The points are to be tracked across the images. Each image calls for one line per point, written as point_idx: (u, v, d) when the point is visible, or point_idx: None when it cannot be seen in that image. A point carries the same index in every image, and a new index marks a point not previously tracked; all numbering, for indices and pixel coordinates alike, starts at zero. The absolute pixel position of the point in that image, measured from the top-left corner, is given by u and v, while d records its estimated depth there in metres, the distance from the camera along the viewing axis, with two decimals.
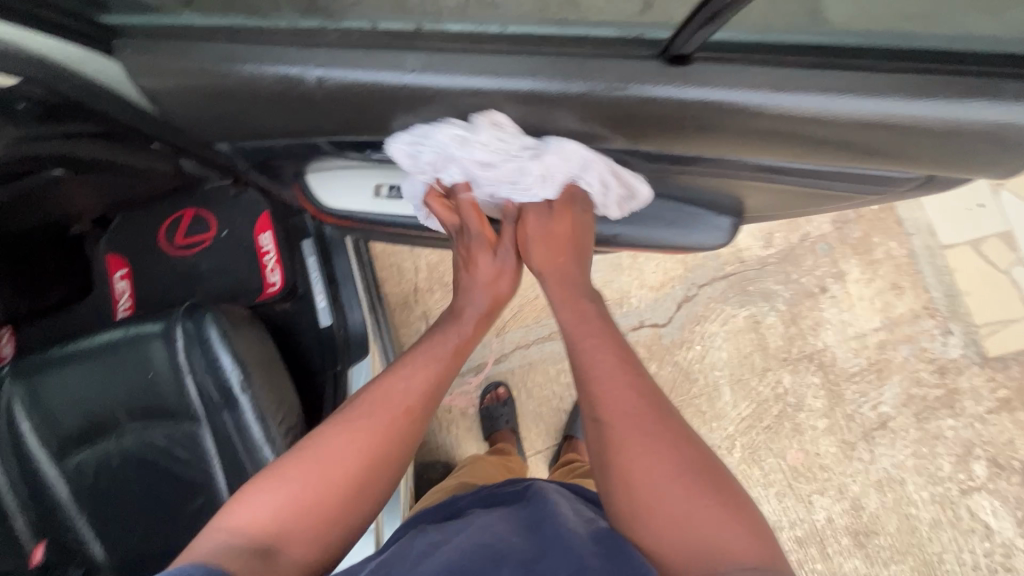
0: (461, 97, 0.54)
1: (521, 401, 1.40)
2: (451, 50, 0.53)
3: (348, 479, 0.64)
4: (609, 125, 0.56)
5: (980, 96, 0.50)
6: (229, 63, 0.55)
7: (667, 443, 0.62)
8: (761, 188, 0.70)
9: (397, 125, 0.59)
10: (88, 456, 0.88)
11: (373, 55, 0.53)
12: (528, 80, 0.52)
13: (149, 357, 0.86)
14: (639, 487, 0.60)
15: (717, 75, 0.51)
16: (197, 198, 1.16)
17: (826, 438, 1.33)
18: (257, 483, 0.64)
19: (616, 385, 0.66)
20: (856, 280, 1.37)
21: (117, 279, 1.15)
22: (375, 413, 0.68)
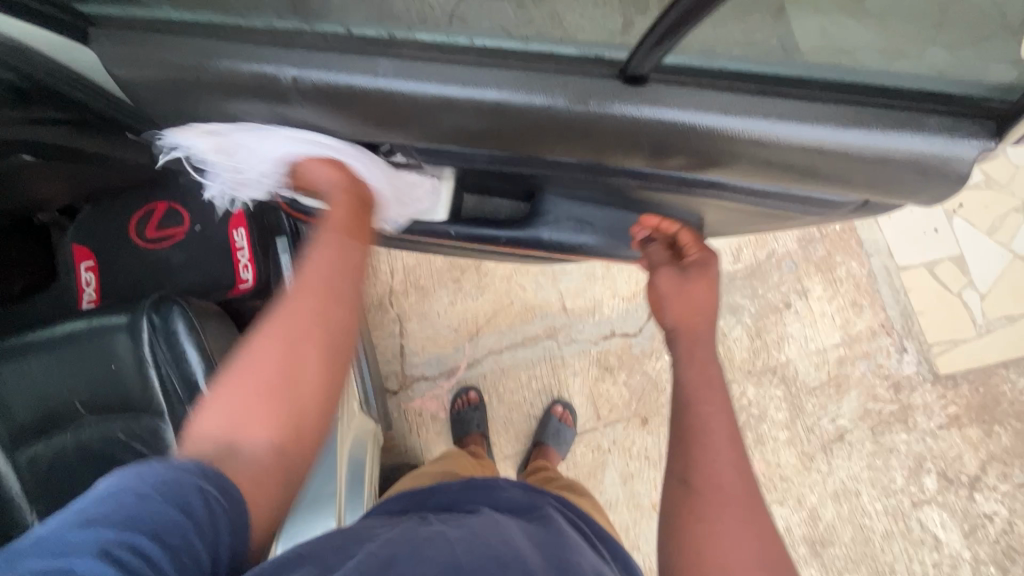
0: (428, 104, 0.55)
1: (492, 406, 1.41)
2: (423, 58, 0.54)
3: (295, 362, 0.58)
4: (571, 140, 0.58)
5: (908, 129, 0.53)
6: (203, 58, 0.55)
7: (751, 534, 0.61)
8: (719, 206, 0.73)
9: (367, 127, 0.60)
10: (42, 449, 0.85)
11: (346, 59, 0.54)
12: (495, 91, 0.54)
13: (112, 349, 0.85)
14: (707, 555, 0.60)
15: (674, 95, 0.53)
16: (171, 191, 1.15)
17: (787, 449, 1.37)
18: (208, 398, 0.57)
19: (724, 456, 0.65)
20: (818, 297, 1.42)
21: (83, 270, 1.12)
22: (300, 294, 0.61)
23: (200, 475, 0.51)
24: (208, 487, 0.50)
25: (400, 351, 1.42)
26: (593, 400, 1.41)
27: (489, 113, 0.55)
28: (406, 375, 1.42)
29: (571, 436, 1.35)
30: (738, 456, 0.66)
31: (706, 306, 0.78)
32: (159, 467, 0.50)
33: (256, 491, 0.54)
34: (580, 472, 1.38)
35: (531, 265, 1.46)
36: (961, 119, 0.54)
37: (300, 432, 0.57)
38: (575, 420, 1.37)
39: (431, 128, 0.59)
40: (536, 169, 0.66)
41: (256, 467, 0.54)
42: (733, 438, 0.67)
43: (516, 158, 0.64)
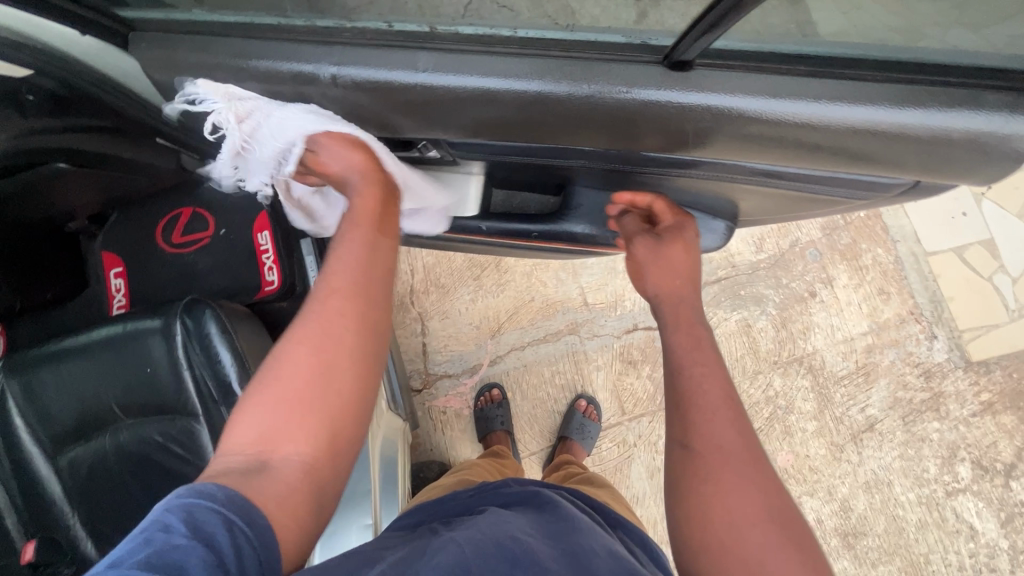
0: (469, 97, 0.55)
1: (516, 403, 1.41)
2: (462, 51, 0.54)
3: (328, 367, 0.54)
4: (608, 129, 0.57)
5: (966, 107, 0.52)
6: (244, 59, 0.56)
7: (758, 497, 0.56)
8: (753, 192, 0.72)
9: (409, 124, 0.60)
10: (82, 452, 0.87)
11: (387, 55, 0.54)
12: (534, 81, 0.54)
13: (146, 352, 0.86)
14: (714, 524, 0.56)
15: (717, 79, 0.53)
16: (196, 195, 1.16)
17: (816, 441, 1.36)
18: (242, 404, 0.54)
19: (719, 419, 0.61)
20: (844, 285, 1.40)
21: (113, 276, 1.14)
22: (328, 295, 0.57)
23: (225, 504, 0.46)
24: (233, 516, 0.46)
25: (422, 350, 1.43)
26: (618, 394, 1.40)
27: (530, 105, 0.55)
28: (429, 373, 1.42)
29: (597, 430, 1.34)
30: (738, 421, 0.62)
31: (687, 271, 0.73)
32: (186, 497, 0.46)
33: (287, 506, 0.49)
34: (606, 467, 1.38)
35: (551, 260, 1.45)
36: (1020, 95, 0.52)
37: (335, 440, 0.54)
38: (600, 414, 1.36)
39: (469, 123, 0.59)
40: (569, 159, 0.66)
41: (292, 476, 0.51)
42: (731, 403, 0.63)
43: (557, 149, 0.64)
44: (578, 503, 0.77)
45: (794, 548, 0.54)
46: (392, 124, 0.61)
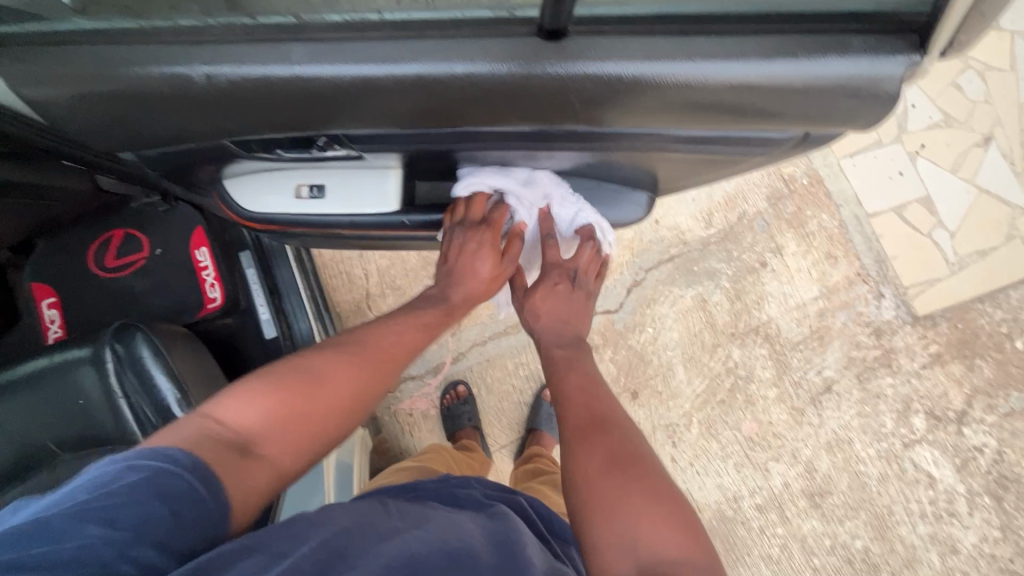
0: (349, 86, 0.54)
1: (483, 398, 1.41)
2: (332, 39, 0.52)
3: (338, 407, 0.69)
4: (498, 106, 0.57)
5: (833, 54, 0.53)
6: (114, 66, 0.53)
7: (608, 456, 0.69)
8: (670, 159, 0.72)
9: (299, 124, 0.59)
10: (19, 494, 0.81)
11: (260, 50, 0.53)
12: (412, 63, 0.53)
13: (78, 383, 0.83)
14: (577, 477, 0.68)
15: (591, 45, 0.52)
16: (128, 216, 1.12)
17: (777, 407, 1.38)
18: (259, 385, 0.66)
19: (578, 399, 0.79)
20: (793, 253, 1.43)
21: (45, 308, 1.09)
22: (367, 353, 0.75)
23: (189, 470, 0.53)
24: (197, 483, 0.53)
25: None
26: None
27: (413, 90, 0.55)
28: None
29: (565, 418, 1.35)
30: (598, 400, 0.78)
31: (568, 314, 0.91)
32: (149, 458, 0.53)
33: (237, 490, 0.56)
34: None
35: None
36: (885, 37, 0.53)
37: (301, 457, 0.64)
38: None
39: (359, 113, 0.58)
40: (473, 142, 0.65)
41: (262, 471, 0.59)
42: (586, 390, 0.81)
43: (456, 134, 0.63)
44: (527, 512, 0.77)
45: (638, 487, 0.65)
46: (284, 125, 0.59)
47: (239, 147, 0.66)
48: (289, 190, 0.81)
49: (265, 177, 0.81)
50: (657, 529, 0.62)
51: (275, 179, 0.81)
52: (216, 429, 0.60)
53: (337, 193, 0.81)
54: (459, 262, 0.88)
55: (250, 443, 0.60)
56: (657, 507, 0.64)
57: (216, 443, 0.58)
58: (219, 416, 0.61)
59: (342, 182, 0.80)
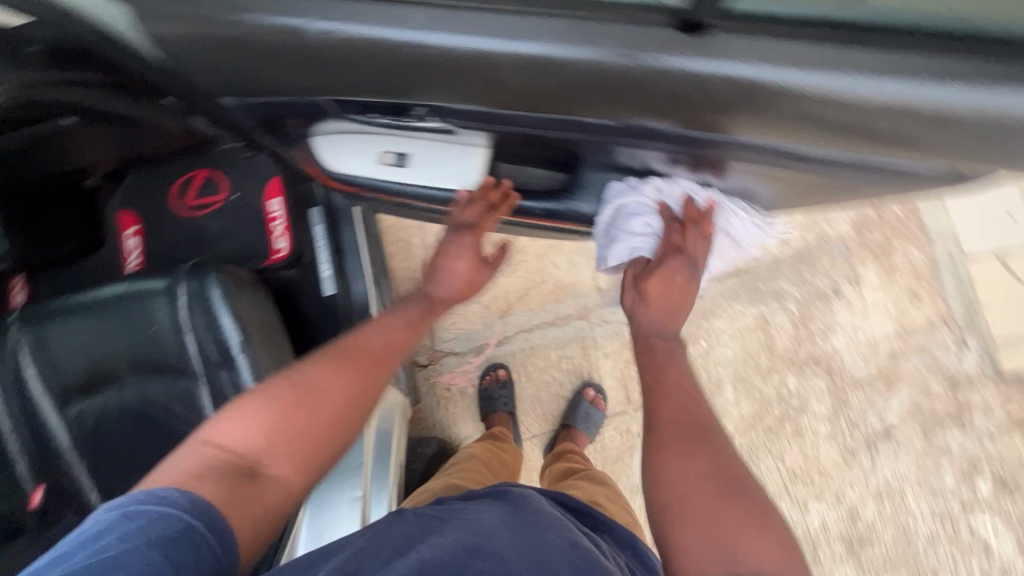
0: (463, 60, 0.54)
1: (522, 385, 1.40)
2: (458, 7, 0.52)
3: (339, 413, 0.69)
4: (608, 91, 0.56)
5: (1014, 83, 0.47)
6: (233, 11, 0.53)
7: (709, 471, 0.66)
8: (791, 176, 0.72)
9: (399, 90, 0.60)
10: (91, 406, 0.90)
11: (381, 11, 0.52)
12: (532, 42, 0.52)
13: (150, 312, 0.88)
14: (667, 489, 0.66)
15: (736, 46, 0.51)
16: (210, 158, 1.16)
17: (828, 443, 1.31)
18: (246, 405, 0.65)
19: (675, 407, 0.75)
20: (872, 285, 1.33)
21: (127, 235, 1.17)
22: (359, 358, 0.74)
23: (187, 510, 0.53)
24: (194, 521, 0.52)
25: (430, 326, 1.42)
26: (624, 382, 1.38)
27: (527, 68, 0.54)
28: (435, 350, 1.42)
29: (602, 420, 1.33)
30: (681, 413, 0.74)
31: (679, 299, 0.88)
32: (147, 503, 0.52)
33: (244, 521, 0.57)
34: (607, 455, 1.37)
35: (566, 241, 1.40)
36: None
37: (311, 469, 0.65)
38: (607, 405, 1.35)
39: (461, 85, 0.58)
40: (576, 131, 0.65)
41: (267, 499, 0.60)
42: (687, 395, 0.77)
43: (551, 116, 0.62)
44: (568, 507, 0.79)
45: (744, 512, 0.62)
46: (382, 87, 0.59)
47: (333, 106, 0.67)
48: (372, 155, 0.83)
49: (352, 139, 0.83)
50: (733, 527, 0.60)
51: (359, 143, 0.83)
52: (217, 456, 0.60)
53: (421, 164, 0.83)
54: (440, 261, 0.89)
55: (253, 467, 0.61)
56: (741, 512, 0.62)
57: (214, 475, 0.58)
58: (219, 443, 0.61)
59: (428, 153, 0.83)
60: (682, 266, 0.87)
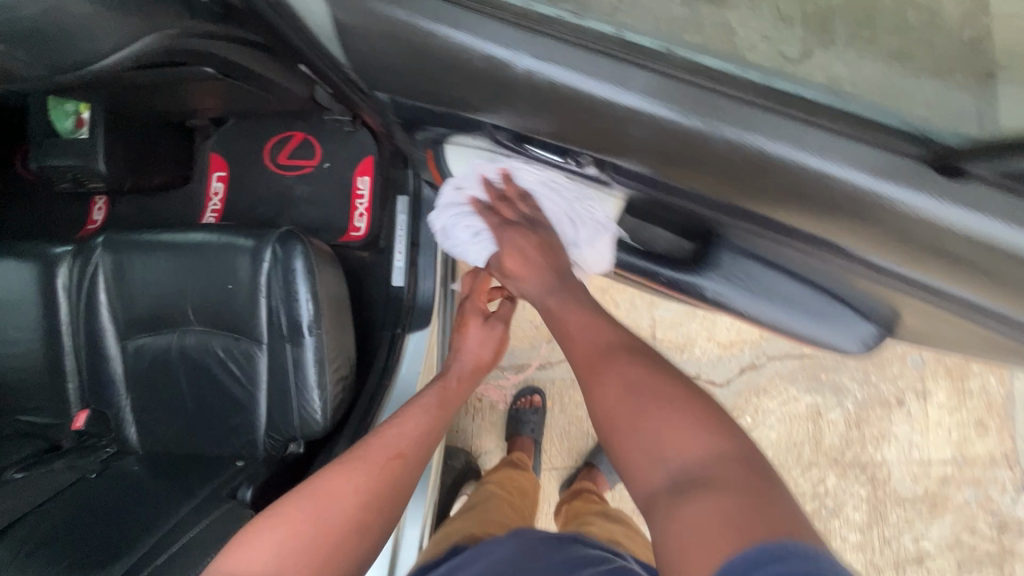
0: (675, 135, 0.49)
1: (554, 414, 1.37)
2: (685, 80, 0.47)
3: (353, 524, 0.62)
4: (819, 208, 0.49)
5: None
6: (433, 22, 0.48)
7: (643, 382, 0.54)
8: (975, 334, 0.61)
9: (584, 139, 0.55)
10: (149, 342, 0.90)
11: (601, 63, 0.47)
12: (755, 135, 0.46)
13: (231, 269, 0.86)
14: (609, 423, 0.54)
15: (987, 200, 0.43)
16: (309, 122, 1.16)
17: (854, 554, 1.25)
18: (266, 524, 0.61)
19: (588, 330, 0.61)
20: (939, 404, 1.27)
21: (214, 179, 1.18)
22: (374, 457, 0.67)
23: None
24: None
25: None
26: None
27: (738, 160, 0.48)
28: None
29: None
30: (604, 325, 0.61)
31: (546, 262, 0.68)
32: None
33: None
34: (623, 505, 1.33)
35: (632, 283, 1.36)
36: None
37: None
38: None
39: (650, 153, 0.53)
40: (746, 222, 0.59)
41: None
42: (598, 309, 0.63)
43: (730, 206, 0.57)
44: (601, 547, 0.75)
45: (688, 417, 0.51)
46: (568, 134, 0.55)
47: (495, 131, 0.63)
48: None
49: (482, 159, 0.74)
50: (681, 429, 0.50)
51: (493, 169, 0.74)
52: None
53: None
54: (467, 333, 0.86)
55: None
56: (687, 408, 0.51)
57: None
58: (239, 568, 0.58)
59: None
60: (522, 235, 0.69)
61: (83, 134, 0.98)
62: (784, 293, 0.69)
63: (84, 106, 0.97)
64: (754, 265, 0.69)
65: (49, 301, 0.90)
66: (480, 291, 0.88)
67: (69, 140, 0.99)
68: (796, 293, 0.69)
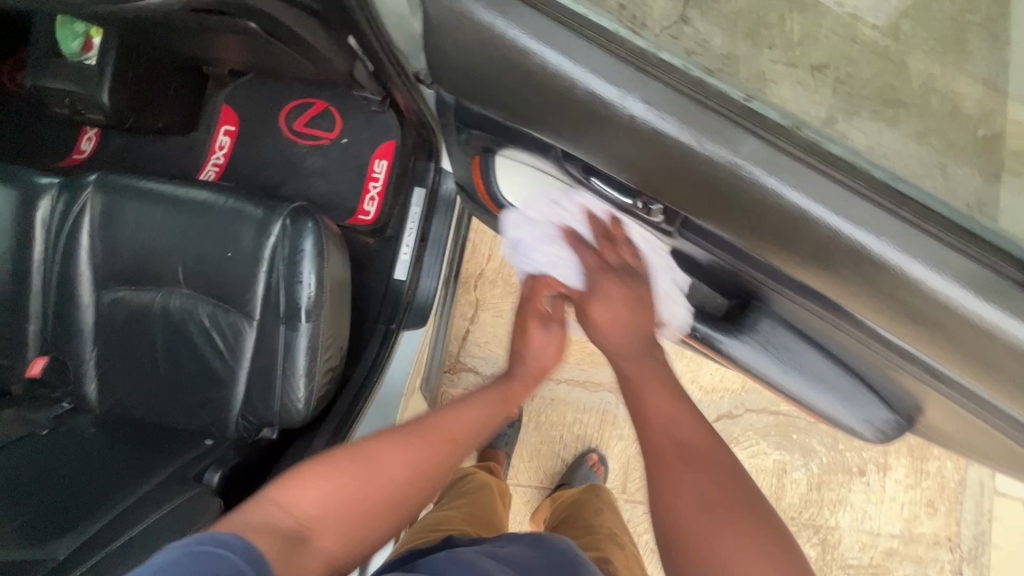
0: (773, 215, 0.42)
1: (527, 431, 1.34)
2: (796, 156, 0.41)
3: (407, 497, 0.55)
4: (920, 330, 0.42)
5: None
6: (537, 41, 0.43)
7: (717, 486, 0.51)
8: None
9: (668, 191, 0.49)
10: (128, 297, 0.83)
11: (711, 120, 0.42)
12: (871, 235, 0.39)
13: (234, 236, 0.81)
14: (676, 526, 0.51)
15: None
16: (335, 92, 1.10)
17: None
18: (315, 465, 0.53)
19: (667, 408, 0.59)
20: (896, 479, 1.31)
21: (221, 132, 1.11)
22: (435, 429, 0.60)
23: None
24: None
25: (462, 336, 1.33)
26: (626, 472, 1.30)
27: (840, 258, 0.41)
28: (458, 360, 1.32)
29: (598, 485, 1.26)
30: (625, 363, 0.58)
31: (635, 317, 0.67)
32: None
33: None
34: None
35: None
36: None
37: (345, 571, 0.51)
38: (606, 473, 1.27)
39: (743, 229, 0.46)
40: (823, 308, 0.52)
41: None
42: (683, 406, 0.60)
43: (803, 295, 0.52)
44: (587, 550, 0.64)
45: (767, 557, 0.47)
46: (650, 183, 0.49)
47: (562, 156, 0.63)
48: None
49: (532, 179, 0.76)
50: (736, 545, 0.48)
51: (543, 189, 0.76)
52: (275, 515, 0.48)
53: None
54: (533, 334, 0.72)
55: (302, 540, 0.47)
56: (745, 529, 0.49)
57: (267, 535, 0.45)
58: (284, 501, 0.49)
59: None
60: (616, 283, 0.67)
61: (89, 59, 0.91)
62: (814, 369, 0.67)
63: (96, 30, 0.90)
64: (789, 335, 0.67)
65: (23, 234, 0.83)
66: (540, 290, 0.73)
67: (76, 64, 0.91)
68: (824, 370, 0.67)
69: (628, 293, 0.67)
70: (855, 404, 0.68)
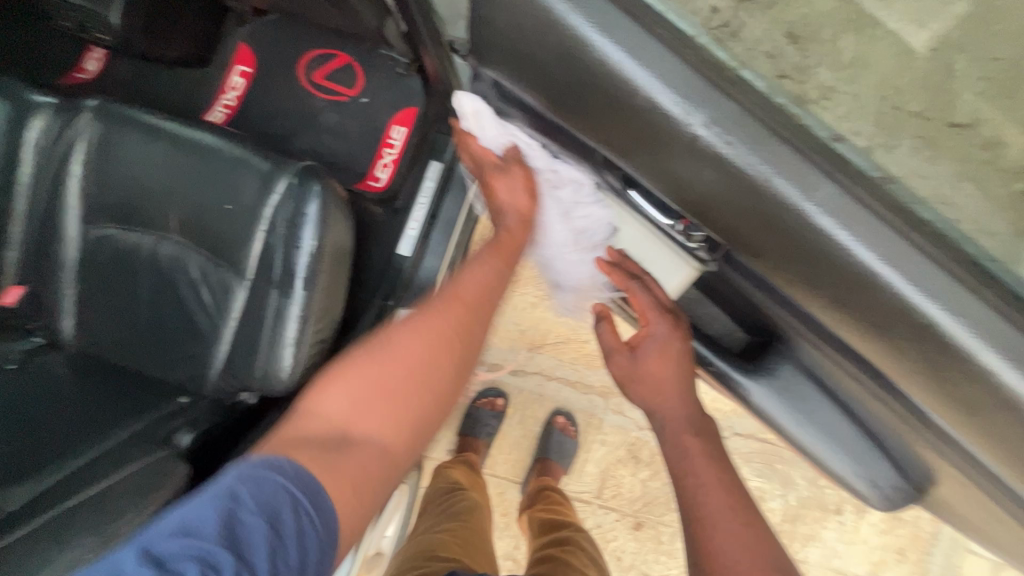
0: (837, 270, 0.38)
1: (511, 423, 1.32)
2: (876, 210, 0.36)
3: (434, 368, 0.61)
4: (970, 418, 0.39)
5: None
6: (599, 34, 0.39)
7: None
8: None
9: (724, 220, 0.45)
10: (116, 235, 0.78)
11: (784, 155, 0.37)
12: (943, 312, 0.35)
13: (235, 189, 0.76)
14: None
15: None
16: (360, 46, 1.03)
17: None
18: (334, 373, 0.59)
19: (715, 507, 0.62)
20: (872, 522, 1.30)
21: (235, 72, 1.05)
22: (450, 299, 0.65)
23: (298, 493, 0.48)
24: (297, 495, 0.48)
25: None
26: (604, 477, 1.28)
27: (901, 326, 0.37)
28: None
29: (575, 453, 1.25)
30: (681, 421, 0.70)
31: (677, 380, 0.72)
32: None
33: (349, 507, 0.51)
34: None
35: None
36: None
37: (410, 442, 0.59)
38: (577, 434, 1.26)
39: (804, 278, 0.42)
40: (861, 366, 0.47)
41: (357, 463, 0.53)
42: (731, 496, 0.63)
43: (834, 350, 0.49)
44: None
45: None
46: (703, 212, 0.46)
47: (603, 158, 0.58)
48: None
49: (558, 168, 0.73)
50: None
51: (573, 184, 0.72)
52: (310, 424, 0.56)
53: None
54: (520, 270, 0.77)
55: (342, 433, 0.55)
56: None
57: (308, 448, 0.53)
58: (318, 411, 0.57)
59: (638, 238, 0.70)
60: (673, 332, 0.73)
61: None
62: (829, 427, 0.67)
63: None
64: (808, 387, 0.67)
65: (12, 154, 0.77)
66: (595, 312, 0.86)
67: None
68: (838, 428, 0.67)
69: (684, 343, 0.73)
70: (863, 464, 0.68)
